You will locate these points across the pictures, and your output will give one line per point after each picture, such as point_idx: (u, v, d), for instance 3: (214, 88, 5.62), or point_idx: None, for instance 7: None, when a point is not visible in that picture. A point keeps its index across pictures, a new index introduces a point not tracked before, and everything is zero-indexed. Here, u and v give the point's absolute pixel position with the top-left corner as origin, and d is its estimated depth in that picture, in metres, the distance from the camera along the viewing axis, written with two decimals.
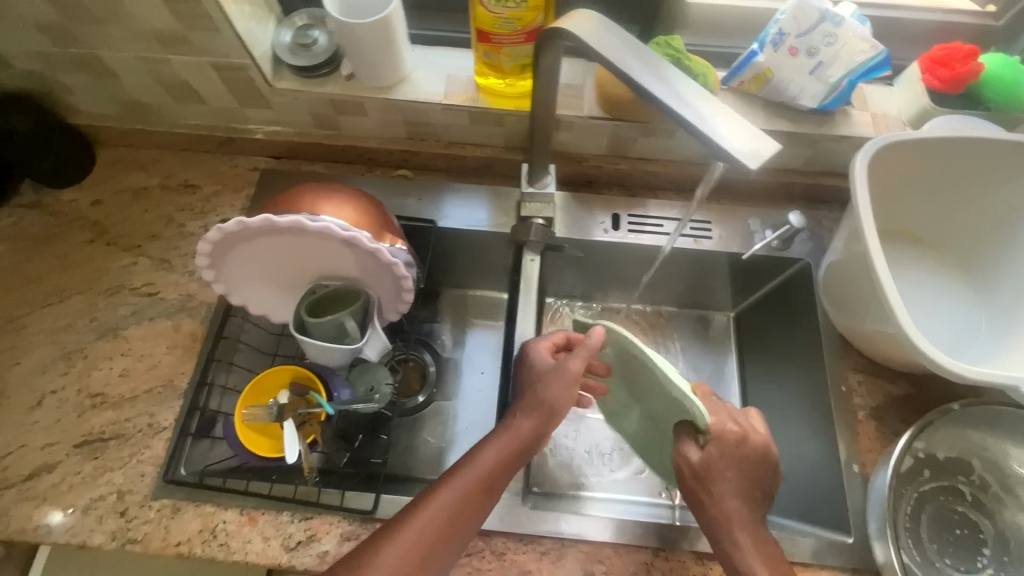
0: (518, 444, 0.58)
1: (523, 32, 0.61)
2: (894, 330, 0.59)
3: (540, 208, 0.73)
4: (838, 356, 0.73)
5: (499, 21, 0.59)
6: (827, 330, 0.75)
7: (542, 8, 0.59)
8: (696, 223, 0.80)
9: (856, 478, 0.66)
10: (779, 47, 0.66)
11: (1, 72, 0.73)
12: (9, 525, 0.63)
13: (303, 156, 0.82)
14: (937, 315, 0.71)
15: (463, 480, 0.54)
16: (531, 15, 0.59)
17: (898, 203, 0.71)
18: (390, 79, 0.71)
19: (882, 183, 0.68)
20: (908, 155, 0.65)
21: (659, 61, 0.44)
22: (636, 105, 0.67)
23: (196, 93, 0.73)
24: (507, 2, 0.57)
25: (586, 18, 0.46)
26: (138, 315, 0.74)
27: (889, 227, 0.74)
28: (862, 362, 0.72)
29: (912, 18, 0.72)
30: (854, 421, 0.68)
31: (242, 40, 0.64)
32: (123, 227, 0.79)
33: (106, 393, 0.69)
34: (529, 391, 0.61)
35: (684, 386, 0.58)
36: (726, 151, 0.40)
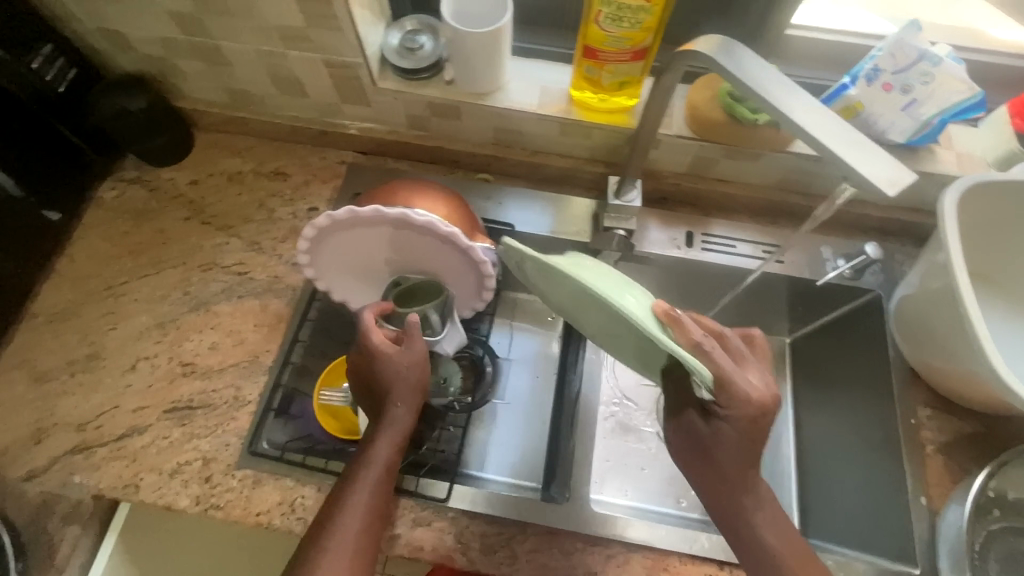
0: (404, 429, 0.62)
1: (630, 51, 0.63)
2: (985, 368, 0.60)
3: (620, 220, 0.74)
4: (908, 389, 0.73)
5: (610, 39, 0.62)
6: (897, 363, 0.75)
7: (653, 30, 0.61)
8: (769, 246, 0.80)
9: (923, 511, 0.67)
10: (873, 81, 0.67)
11: (123, 54, 0.77)
12: (100, 481, 0.66)
13: (389, 153, 0.86)
14: (1013, 357, 0.71)
15: (367, 473, 0.59)
16: (642, 36, 0.61)
17: (985, 245, 0.72)
18: (488, 87, 0.74)
19: (970, 222, 0.69)
20: (993, 198, 0.66)
21: (796, 88, 0.47)
22: (728, 127, 0.69)
23: (302, 86, 0.77)
24: (622, 22, 0.60)
25: (722, 43, 0.48)
26: (228, 292, 0.77)
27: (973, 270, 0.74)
28: (932, 397, 0.73)
29: (1002, 64, 0.73)
30: (922, 454, 0.69)
31: (360, 41, 0.67)
32: (217, 208, 0.83)
33: (195, 364, 0.73)
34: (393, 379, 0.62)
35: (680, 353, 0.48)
36: (867, 179, 0.44)
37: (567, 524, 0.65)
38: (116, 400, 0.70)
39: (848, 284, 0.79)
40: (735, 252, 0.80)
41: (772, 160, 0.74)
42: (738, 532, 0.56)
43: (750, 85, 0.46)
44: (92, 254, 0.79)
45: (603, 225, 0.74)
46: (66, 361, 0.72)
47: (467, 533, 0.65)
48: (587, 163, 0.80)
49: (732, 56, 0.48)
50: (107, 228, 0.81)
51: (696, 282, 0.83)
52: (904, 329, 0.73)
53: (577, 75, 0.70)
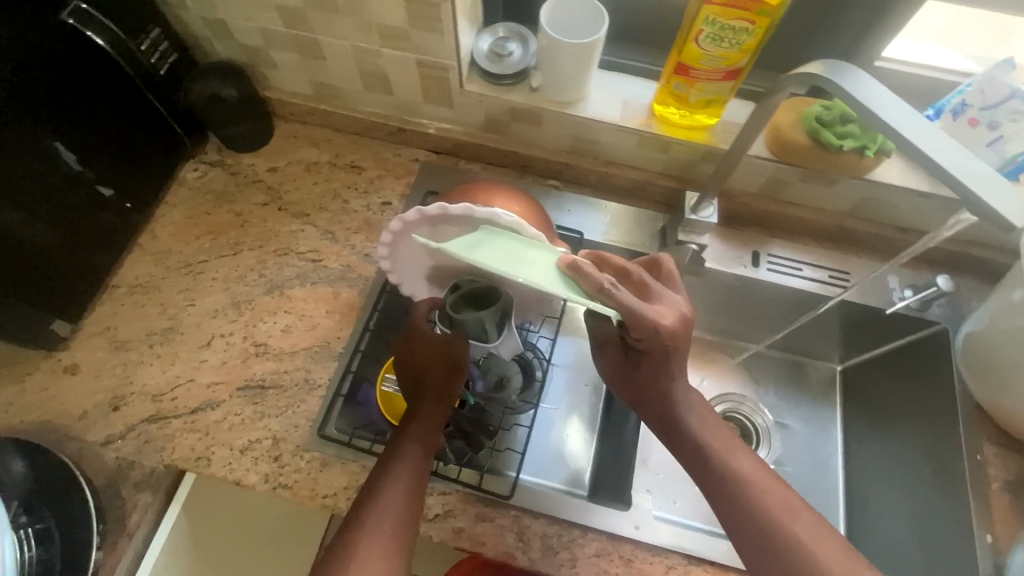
0: (443, 409, 0.64)
1: (724, 70, 0.65)
2: None
3: (695, 234, 0.76)
4: (974, 425, 0.73)
5: (706, 58, 0.64)
6: (963, 399, 0.74)
7: (750, 52, 0.63)
8: (835, 272, 0.81)
9: (987, 548, 0.66)
10: (958, 116, 0.68)
11: (221, 42, 0.80)
12: (173, 452, 0.68)
13: (463, 154, 0.87)
14: None
15: (409, 447, 0.60)
16: (738, 57, 0.63)
17: None
18: (573, 96, 0.76)
19: None
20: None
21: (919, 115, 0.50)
22: (810, 152, 0.71)
23: (390, 84, 0.80)
24: (721, 42, 0.62)
25: (847, 70, 0.52)
26: (302, 277, 0.79)
27: None
28: (998, 434, 0.72)
29: None
30: (987, 491, 0.69)
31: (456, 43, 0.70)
32: (294, 195, 0.85)
33: (269, 344, 0.74)
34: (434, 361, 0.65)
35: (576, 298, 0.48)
36: (992, 211, 0.47)
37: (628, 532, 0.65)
38: (191, 374, 0.72)
39: (914, 315, 0.79)
40: (799, 276, 0.81)
41: (848, 186, 0.75)
42: (738, 506, 0.55)
43: (876, 110, 0.50)
44: (173, 232, 0.82)
45: (676, 238, 0.77)
46: (145, 332, 0.75)
47: (528, 532, 0.66)
48: (659, 176, 0.82)
49: (853, 82, 0.51)
50: (188, 207, 0.83)
51: (757, 302, 0.85)
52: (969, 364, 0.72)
53: (663, 90, 0.72)
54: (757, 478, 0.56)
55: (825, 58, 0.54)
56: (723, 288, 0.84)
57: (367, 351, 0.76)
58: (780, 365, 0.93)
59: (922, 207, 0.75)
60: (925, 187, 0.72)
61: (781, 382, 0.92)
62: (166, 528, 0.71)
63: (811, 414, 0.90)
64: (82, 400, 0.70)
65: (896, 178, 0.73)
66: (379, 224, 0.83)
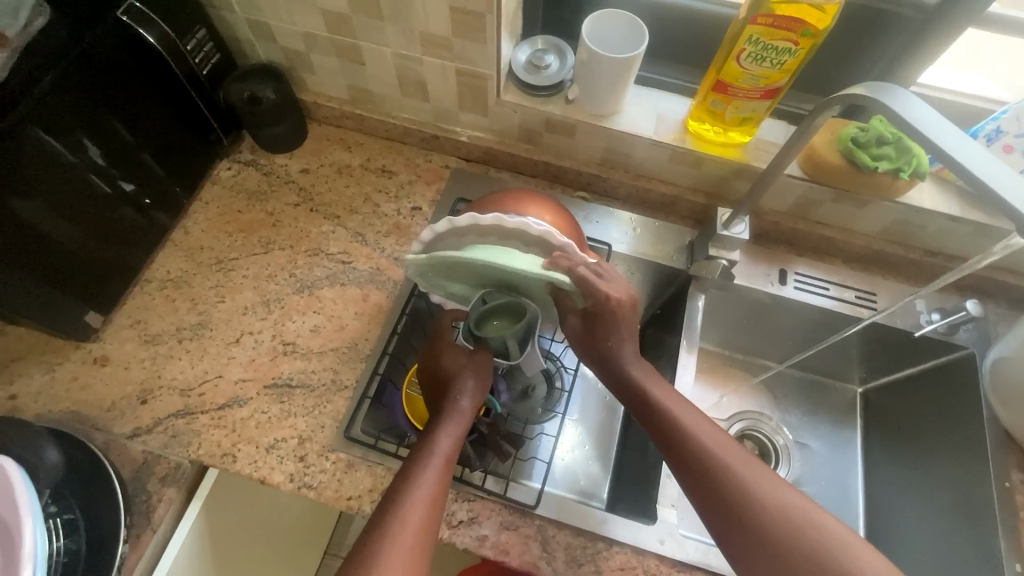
0: (463, 424, 0.62)
1: (762, 89, 0.66)
2: None
3: (725, 250, 0.76)
4: (1002, 451, 0.72)
5: (746, 76, 0.65)
6: (992, 426, 0.73)
7: (789, 72, 0.64)
8: (861, 293, 0.81)
9: None
10: (993, 142, 0.69)
11: (262, 44, 0.82)
12: (200, 447, 0.68)
13: (494, 163, 0.88)
14: None
15: (429, 461, 0.58)
16: (777, 77, 0.64)
17: None
18: (608, 109, 0.77)
19: None
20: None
21: (966, 136, 0.48)
22: (843, 172, 0.71)
23: (426, 91, 0.81)
24: (762, 62, 0.63)
25: (886, 91, 0.52)
26: (332, 278, 0.80)
27: None
28: None
29: None
30: (1017, 518, 0.68)
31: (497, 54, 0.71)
32: (325, 197, 0.86)
33: (297, 343, 0.75)
34: (459, 374, 0.65)
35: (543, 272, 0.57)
36: None
37: (654, 546, 0.65)
38: (220, 370, 0.72)
39: (943, 339, 0.79)
40: (828, 296, 0.81)
41: (878, 208, 0.75)
42: (757, 531, 0.52)
43: (922, 129, 0.49)
44: (205, 229, 0.82)
45: (707, 253, 0.77)
46: (176, 326, 0.75)
47: (552, 543, 0.65)
48: (689, 192, 0.82)
49: (897, 101, 0.51)
50: (221, 205, 0.84)
51: (783, 321, 0.85)
52: (999, 391, 0.72)
53: (698, 107, 0.73)
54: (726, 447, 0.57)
55: (867, 80, 0.54)
56: (748, 305, 0.84)
57: (394, 354, 0.76)
58: (801, 386, 0.93)
59: (952, 231, 0.75)
60: (956, 211, 0.73)
61: (801, 403, 0.92)
62: (187, 524, 0.70)
63: (832, 436, 0.90)
64: (112, 392, 0.71)
65: (928, 202, 0.74)
66: (409, 228, 0.84)
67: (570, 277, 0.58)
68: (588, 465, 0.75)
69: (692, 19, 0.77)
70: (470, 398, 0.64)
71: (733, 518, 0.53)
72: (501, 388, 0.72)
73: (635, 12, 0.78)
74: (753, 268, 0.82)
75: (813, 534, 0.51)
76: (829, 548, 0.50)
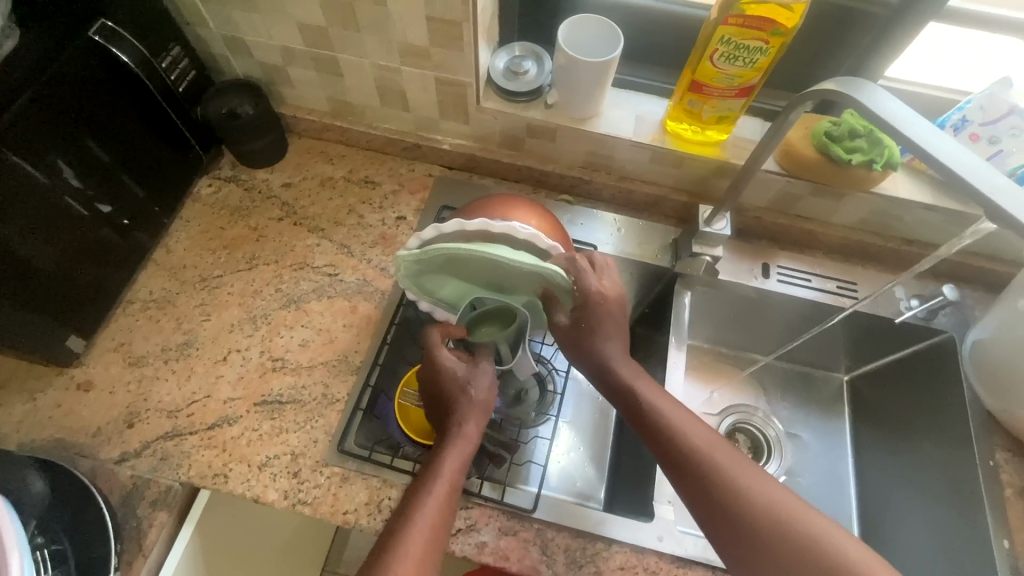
0: (468, 447, 0.61)
1: (737, 88, 0.68)
2: None
3: (709, 246, 0.77)
4: (986, 431, 0.74)
5: (721, 76, 0.66)
6: (975, 407, 0.75)
7: (762, 70, 0.65)
8: (843, 284, 0.83)
9: (1007, 554, 0.67)
10: (960, 131, 0.71)
11: (240, 59, 0.81)
12: (190, 469, 0.67)
13: (478, 170, 0.89)
14: None
15: (432, 492, 0.56)
16: (751, 75, 0.66)
17: None
18: (587, 113, 0.77)
19: None
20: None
21: (934, 127, 0.50)
22: (820, 166, 0.73)
23: (407, 101, 0.81)
24: (736, 61, 0.64)
25: (857, 85, 0.53)
26: (319, 291, 0.79)
27: None
28: (1010, 441, 0.73)
29: None
30: (1003, 496, 0.70)
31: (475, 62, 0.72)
32: (309, 210, 0.86)
33: (286, 359, 0.74)
34: (459, 397, 0.62)
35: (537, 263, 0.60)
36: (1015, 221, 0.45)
37: (653, 545, 0.65)
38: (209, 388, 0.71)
39: (924, 325, 0.81)
40: (810, 288, 0.82)
41: (856, 200, 0.77)
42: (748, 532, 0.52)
43: (891, 122, 0.50)
44: (188, 247, 0.82)
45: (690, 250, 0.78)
46: (162, 347, 0.74)
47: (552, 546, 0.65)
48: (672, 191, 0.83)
49: (867, 96, 0.52)
50: (203, 222, 0.84)
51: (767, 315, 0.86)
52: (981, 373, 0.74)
53: (676, 107, 0.74)
54: (713, 451, 0.57)
55: (838, 75, 0.55)
56: (731, 300, 0.85)
57: (385, 364, 0.75)
58: (788, 377, 0.95)
59: (927, 219, 0.77)
60: (929, 199, 0.75)
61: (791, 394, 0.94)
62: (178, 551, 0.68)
63: (821, 426, 0.92)
64: (97, 417, 0.69)
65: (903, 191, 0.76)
66: (396, 238, 0.84)
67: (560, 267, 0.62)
68: (583, 467, 0.75)
69: (666, 22, 0.79)
70: (474, 423, 0.62)
71: (723, 519, 0.53)
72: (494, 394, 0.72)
73: (611, 16, 0.79)
74: (736, 263, 0.83)
75: (800, 531, 0.52)
76: (815, 541, 0.51)
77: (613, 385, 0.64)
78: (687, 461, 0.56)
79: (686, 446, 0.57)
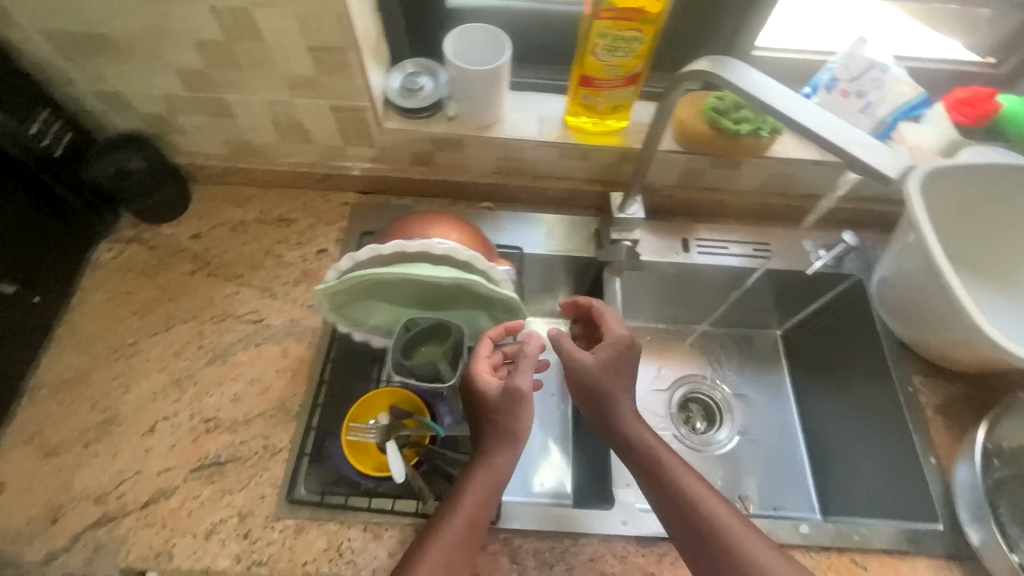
0: (495, 481, 0.59)
1: (624, 77, 0.70)
2: (971, 333, 0.67)
3: (626, 232, 0.80)
4: (901, 360, 0.80)
5: (607, 67, 0.68)
6: (887, 338, 0.82)
7: (644, 58, 0.68)
8: (757, 246, 0.87)
9: (933, 467, 0.74)
10: (832, 90, 0.76)
11: (121, 114, 0.77)
12: (130, 553, 0.63)
13: (394, 191, 0.88)
14: (996, 320, 0.77)
15: (447, 530, 0.55)
16: (634, 64, 0.68)
17: (955, 233, 0.78)
18: (490, 119, 0.78)
19: (940, 210, 0.76)
20: (953, 179, 0.72)
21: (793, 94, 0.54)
22: (716, 139, 0.77)
23: (307, 132, 0.79)
24: (618, 52, 0.66)
25: (723, 63, 0.56)
26: (245, 341, 0.76)
27: (955, 254, 0.80)
28: (923, 366, 0.81)
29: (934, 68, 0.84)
30: (924, 417, 0.77)
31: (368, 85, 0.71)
32: (222, 259, 0.82)
33: (219, 417, 0.71)
34: (493, 421, 0.60)
35: (454, 273, 0.61)
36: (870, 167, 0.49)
37: (618, 529, 0.66)
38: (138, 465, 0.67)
39: (834, 272, 0.86)
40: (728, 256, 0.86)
41: (753, 166, 0.82)
42: None
43: (755, 94, 0.54)
44: (95, 319, 0.76)
45: (610, 237, 0.81)
46: (80, 430, 0.69)
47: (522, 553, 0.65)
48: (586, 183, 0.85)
49: (733, 72, 0.55)
50: (108, 290, 0.79)
51: (694, 288, 0.90)
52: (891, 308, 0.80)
53: (573, 102, 0.76)
54: (713, 507, 0.56)
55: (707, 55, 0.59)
56: (659, 279, 0.88)
57: (327, 403, 0.73)
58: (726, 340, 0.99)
59: (821, 175, 0.83)
60: (817, 156, 0.80)
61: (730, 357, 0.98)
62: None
63: (763, 384, 0.96)
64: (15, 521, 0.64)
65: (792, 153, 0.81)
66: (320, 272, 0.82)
67: (481, 270, 0.62)
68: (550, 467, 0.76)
69: (550, 22, 0.81)
70: (502, 457, 0.60)
71: None
72: (444, 412, 0.72)
73: (496, 21, 0.80)
74: (657, 243, 0.86)
75: None
76: None
77: (624, 438, 0.63)
78: (687, 516, 0.56)
79: (690, 500, 0.57)
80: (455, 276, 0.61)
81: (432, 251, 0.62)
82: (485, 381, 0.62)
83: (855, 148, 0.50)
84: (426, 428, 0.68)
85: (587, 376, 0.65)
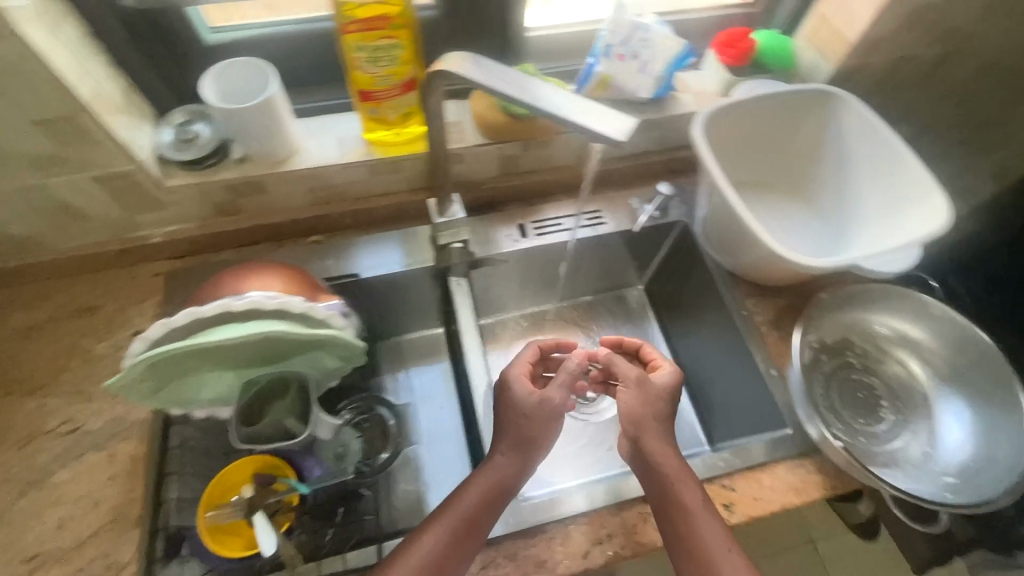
0: (507, 475, 0.64)
1: (399, 85, 0.69)
2: (768, 253, 0.75)
3: (454, 232, 0.78)
4: (733, 286, 0.86)
5: (377, 79, 0.67)
6: (718, 272, 0.87)
7: (411, 62, 0.68)
8: (590, 216, 0.90)
9: (778, 378, 0.78)
10: (610, 57, 0.79)
11: None
12: None
13: (207, 247, 0.81)
14: (792, 232, 0.85)
15: (445, 525, 0.59)
16: (404, 69, 0.67)
17: (736, 160, 0.86)
18: (284, 153, 0.74)
19: (718, 144, 0.83)
20: (726, 117, 0.80)
21: (523, 78, 0.55)
22: (515, 124, 0.78)
23: (77, 210, 0.71)
24: (381, 62, 0.65)
25: (456, 59, 0.55)
26: (68, 455, 0.67)
27: (742, 180, 0.88)
28: (751, 287, 0.86)
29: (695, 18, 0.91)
30: (761, 334, 0.82)
31: (122, 144, 0.65)
32: (15, 372, 0.72)
33: (45, 550, 0.62)
34: (511, 426, 0.66)
35: (250, 331, 0.55)
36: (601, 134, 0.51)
37: (496, 529, 0.66)
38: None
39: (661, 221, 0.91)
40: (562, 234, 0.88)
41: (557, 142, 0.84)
42: None
43: (486, 83, 0.54)
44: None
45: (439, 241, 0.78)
46: None
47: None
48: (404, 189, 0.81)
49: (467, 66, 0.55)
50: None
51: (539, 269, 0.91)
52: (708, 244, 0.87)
53: (365, 119, 0.74)
54: (691, 499, 0.62)
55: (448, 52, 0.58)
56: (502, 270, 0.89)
57: (173, 496, 0.66)
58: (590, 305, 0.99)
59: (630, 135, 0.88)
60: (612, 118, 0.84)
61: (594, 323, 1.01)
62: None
63: (634, 337, 1.00)
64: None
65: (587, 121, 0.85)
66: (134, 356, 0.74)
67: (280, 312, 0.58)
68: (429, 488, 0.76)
69: (322, 40, 0.78)
70: (505, 457, 0.64)
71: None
72: (311, 464, 0.66)
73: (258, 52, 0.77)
74: (491, 237, 0.87)
75: None
76: None
77: (634, 441, 0.66)
78: (667, 497, 0.62)
79: (675, 491, 0.62)
80: (256, 332, 0.55)
81: (230, 309, 0.56)
82: (517, 383, 0.68)
83: (581, 115, 0.52)
84: (292, 489, 0.63)
85: (632, 405, 0.67)
